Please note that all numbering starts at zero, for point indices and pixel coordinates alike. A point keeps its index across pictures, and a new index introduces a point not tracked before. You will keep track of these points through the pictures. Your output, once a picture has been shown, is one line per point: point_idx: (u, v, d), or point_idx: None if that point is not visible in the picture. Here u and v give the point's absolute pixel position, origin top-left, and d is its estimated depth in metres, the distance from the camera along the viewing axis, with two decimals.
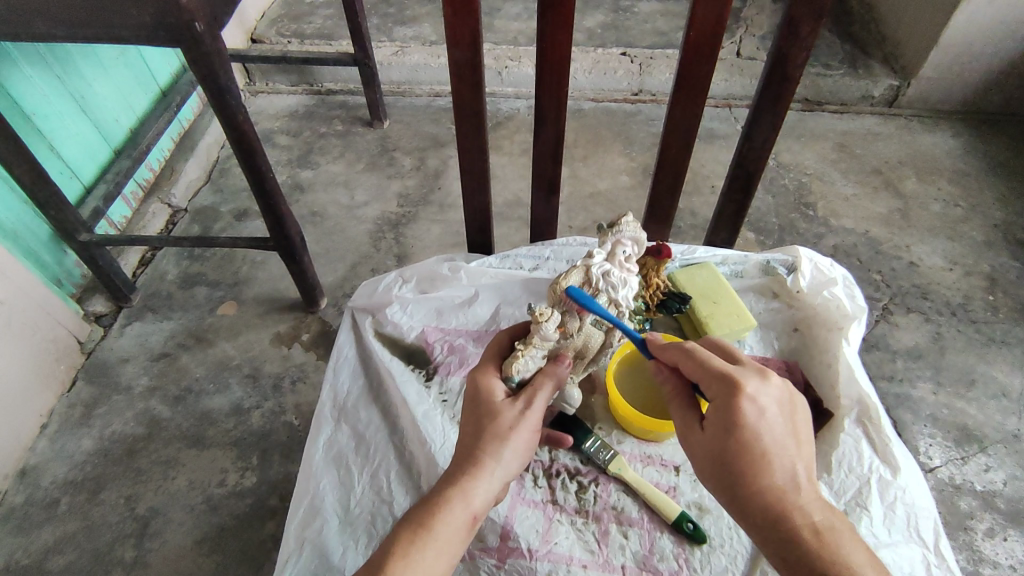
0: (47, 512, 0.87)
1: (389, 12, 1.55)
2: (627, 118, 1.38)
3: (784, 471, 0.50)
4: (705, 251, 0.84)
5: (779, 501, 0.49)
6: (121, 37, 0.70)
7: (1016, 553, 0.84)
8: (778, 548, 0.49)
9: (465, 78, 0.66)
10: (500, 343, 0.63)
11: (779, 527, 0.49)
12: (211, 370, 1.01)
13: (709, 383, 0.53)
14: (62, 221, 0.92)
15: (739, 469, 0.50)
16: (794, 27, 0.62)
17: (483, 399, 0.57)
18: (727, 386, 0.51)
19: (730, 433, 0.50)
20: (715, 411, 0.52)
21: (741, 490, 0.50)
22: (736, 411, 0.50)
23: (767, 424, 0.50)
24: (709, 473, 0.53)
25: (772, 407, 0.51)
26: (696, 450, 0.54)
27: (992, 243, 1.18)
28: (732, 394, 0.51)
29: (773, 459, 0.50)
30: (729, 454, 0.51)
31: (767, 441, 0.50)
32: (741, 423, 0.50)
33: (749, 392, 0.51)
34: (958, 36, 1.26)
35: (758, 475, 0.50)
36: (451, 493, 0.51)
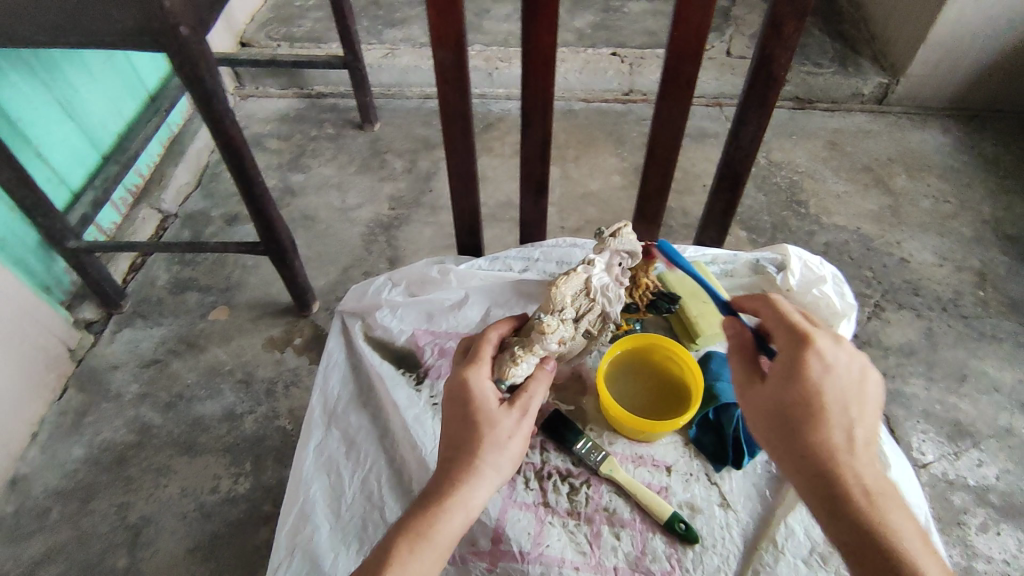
0: (38, 521, 0.87)
1: (378, 14, 1.55)
2: (618, 118, 1.38)
3: (841, 425, 0.51)
4: (694, 251, 0.84)
5: (834, 455, 0.50)
6: (106, 42, 0.70)
7: (1009, 548, 0.85)
8: (825, 501, 0.49)
9: (451, 80, 0.66)
10: (488, 339, 0.62)
11: (830, 479, 0.50)
12: (203, 376, 1.01)
13: (782, 337, 0.57)
14: (49, 228, 0.92)
15: (799, 416, 0.52)
16: (778, 28, 0.63)
17: (473, 402, 0.56)
18: (800, 337, 0.55)
19: (795, 380, 0.53)
20: (784, 361, 0.55)
21: (798, 438, 0.52)
22: (806, 363, 0.53)
23: (831, 379, 0.52)
24: (767, 425, 0.55)
25: (840, 365, 0.53)
26: (756, 403, 0.56)
27: (982, 238, 1.18)
28: (805, 344, 0.54)
29: (835, 412, 0.51)
30: (789, 405, 0.53)
31: (830, 393, 0.52)
32: (810, 369, 0.53)
33: (818, 346, 0.54)
34: (946, 33, 1.26)
35: (816, 427, 0.51)
36: (450, 502, 0.51)
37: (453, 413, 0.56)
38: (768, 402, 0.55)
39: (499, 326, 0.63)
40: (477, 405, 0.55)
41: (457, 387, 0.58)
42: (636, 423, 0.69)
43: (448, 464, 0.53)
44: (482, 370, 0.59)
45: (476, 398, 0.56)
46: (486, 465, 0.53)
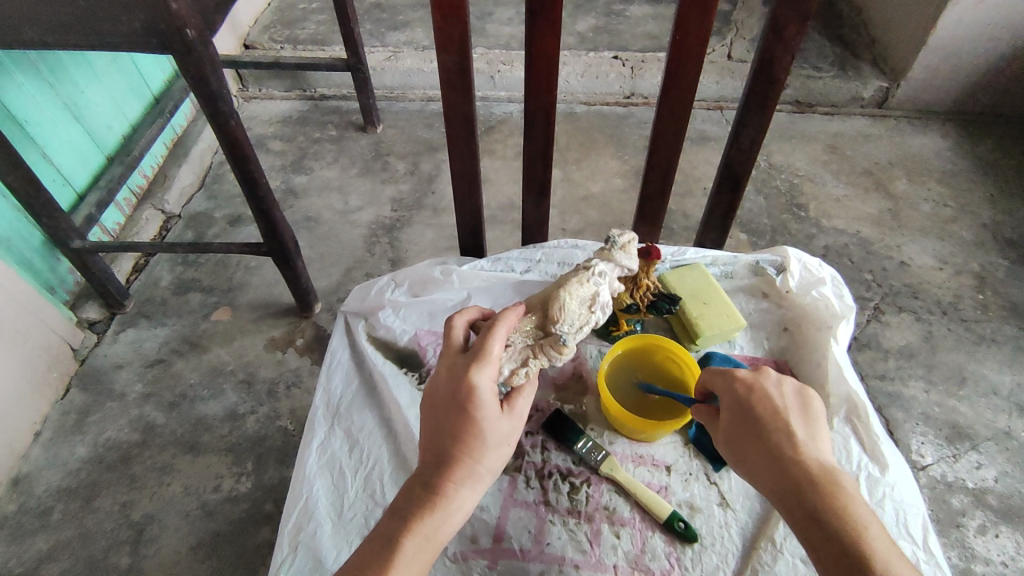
0: (42, 519, 0.87)
1: (382, 17, 1.56)
2: (619, 121, 1.39)
3: (785, 435, 0.54)
4: (695, 252, 0.85)
5: (783, 466, 0.53)
6: (113, 44, 0.70)
7: (1008, 550, 0.85)
8: (794, 511, 0.51)
9: (454, 82, 0.67)
10: (495, 328, 0.58)
11: (788, 491, 0.52)
12: (206, 375, 1.01)
13: (716, 377, 0.61)
14: (54, 228, 0.92)
15: (746, 444, 0.56)
16: (777, 32, 0.63)
17: (478, 405, 0.53)
18: (726, 374, 0.59)
19: (738, 406, 0.57)
20: (724, 398, 0.59)
21: (755, 463, 0.55)
22: (737, 387, 0.58)
23: (761, 398, 0.57)
24: (737, 461, 0.57)
25: (769, 387, 0.57)
26: (720, 442, 0.59)
27: (981, 242, 1.19)
28: (730, 377, 0.59)
29: (772, 429, 0.55)
30: (740, 431, 0.57)
31: (766, 408, 0.56)
32: (742, 397, 0.57)
33: (741, 375, 0.59)
34: (945, 37, 1.27)
35: (764, 442, 0.55)
36: (437, 506, 0.51)
37: (452, 410, 0.53)
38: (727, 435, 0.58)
39: (507, 315, 0.59)
40: (482, 408, 0.53)
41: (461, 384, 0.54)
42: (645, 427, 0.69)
43: (445, 466, 0.52)
44: (488, 367, 0.55)
45: (482, 402, 0.54)
46: (481, 470, 0.53)
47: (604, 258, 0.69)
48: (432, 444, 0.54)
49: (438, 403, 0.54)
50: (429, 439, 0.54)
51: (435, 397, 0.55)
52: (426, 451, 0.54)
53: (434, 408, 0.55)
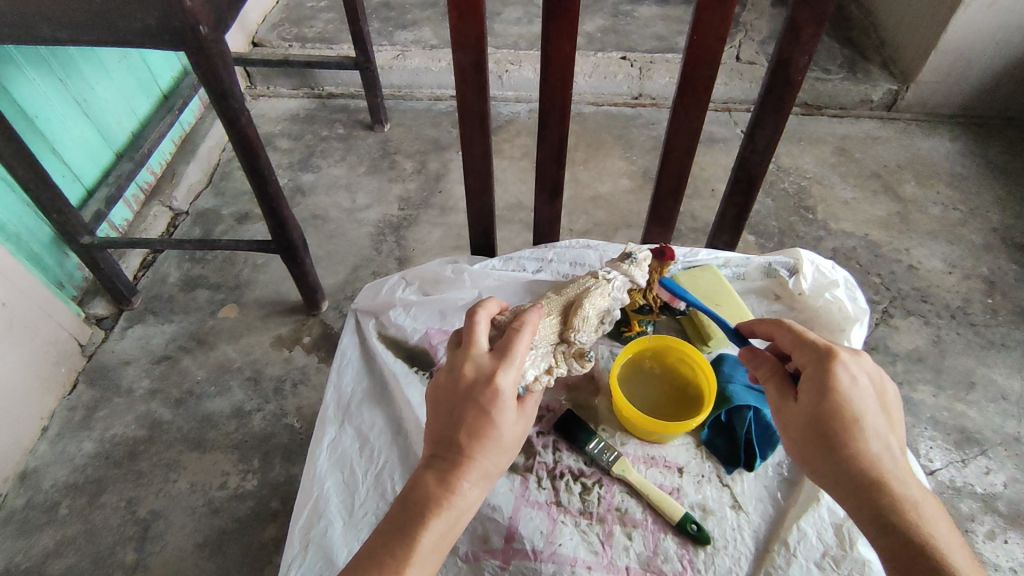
0: (48, 515, 0.87)
1: (390, 16, 1.56)
2: (627, 122, 1.39)
3: (875, 434, 0.51)
4: (707, 253, 0.84)
5: (874, 465, 0.50)
6: (125, 40, 0.70)
7: (1017, 556, 0.84)
8: (868, 512, 0.49)
9: (469, 81, 0.66)
10: (520, 332, 0.57)
11: (874, 491, 0.49)
12: (212, 373, 1.01)
13: (807, 355, 0.57)
14: (63, 223, 0.92)
15: (832, 431, 0.52)
16: (795, 33, 0.63)
17: (500, 409, 0.53)
18: (825, 354, 0.55)
19: (826, 393, 0.53)
20: (812, 379, 0.55)
21: (838, 453, 0.51)
22: (832, 374, 0.54)
23: (859, 393, 0.53)
24: (805, 445, 0.54)
25: (866, 381, 0.54)
26: (792, 423, 0.56)
27: (990, 246, 1.18)
28: (830, 360, 0.54)
29: (867, 427, 0.51)
30: (821, 418, 0.53)
31: (859, 403, 0.52)
32: (839, 386, 0.53)
33: (843, 360, 0.54)
34: (956, 41, 1.27)
35: (850, 436, 0.51)
36: (449, 506, 0.51)
37: (474, 411, 0.53)
38: (799, 418, 0.55)
39: (533, 318, 0.59)
40: (503, 412, 0.53)
41: (486, 386, 0.53)
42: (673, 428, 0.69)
43: (462, 465, 0.52)
44: (512, 370, 0.55)
45: (504, 406, 0.53)
46: (494, 470, 0.53)
47: (623, 272, 0.71)
48: (449, 441, 0.53)
49: (461, 400, 0.53)
50: (446, 435, 0.53)
51: (455, 394, 0.54)
52: (441, 446, 0.53)
53: (453, 404, 0.54)
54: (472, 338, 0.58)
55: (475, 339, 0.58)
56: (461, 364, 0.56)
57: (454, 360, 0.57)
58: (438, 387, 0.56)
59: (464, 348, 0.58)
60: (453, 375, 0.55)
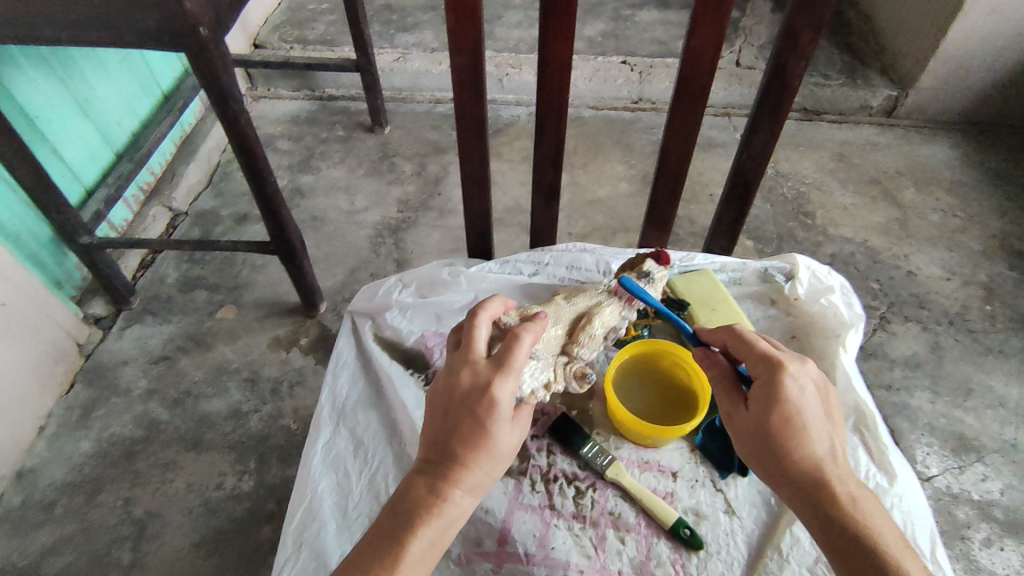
0: (44, 514, 0.87)
1: (391, 18, 1.56)
2: (627, 126, 1.39)
3: (820, 444, 0.52)
4: (703, 258, 0.85)
5: (818, 469, 0.51)
6: (125, 41, 0.70)
7: (1013, 563, 0.84)
8: (816, 517, 0.50)
9: (467, 84, 0.67)
10: (520, 338, 0.56)
11: (814, 495, 0.50)
12: (210, 373, 1.01)
13: (753, 362, 0.57)
14: (63, 223, 0.92)
15: (778, 438, 0.52)
16: (791, 38, 0.63)
17: (496, 420, 0.52)
18: (772, 363, 0.55)
19: (776, 402, 0.53)
20: (760, 385, 0.55)
21: (781, 460, 0.52)
22: (781, 386, 0.54)
23: (806, 401, 0.54)
24: (752, 450, 0.55)
25: (811, 389, 0.54)
26: (741, 428, 0.56)
27: (989, 253, 1.18)
28: (778, 369, 0.55)
29: (812, 433, 0.52)
30: (770, 425, 0.53)
31: (807, 412, 0.53)
32: (786, 395, 0.53)
33: (791, 370, 0.55)
34: (955, 47, 1.27)
35: (796, 447, 0.52)
36: (437, 514, 0.51)
37: (468, 419, 0.52)
38: (747, 425, 0.55)
39: (536, 324, 0.57)
40: (499, 422, 0.52)
41: (482, 396, 0.53)
42: (675, 431, 0.69)
43: (455, 472, 0.52)
44: (510, 379, 0.54)
45: (500, 414, 0.52)
46: (487, 478, 0.53)
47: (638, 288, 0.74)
48: (443, 447, 0.52)
49: (455, 407, 0.53)
50: (441, 441, 0.53)
51: (450, 400, 0.54)
52: (435, 450, 0.53)
53: (448, 409, 0.54)
54: (471, 342, 0.57)
55: (474, 342, 0.57)
56: (459, 370, 0.55)
57: (454, 365, 0.57)
58: (436, 388, 0.56)
59: (463, 350, 0.57)
60: (449, 380, 0.55)
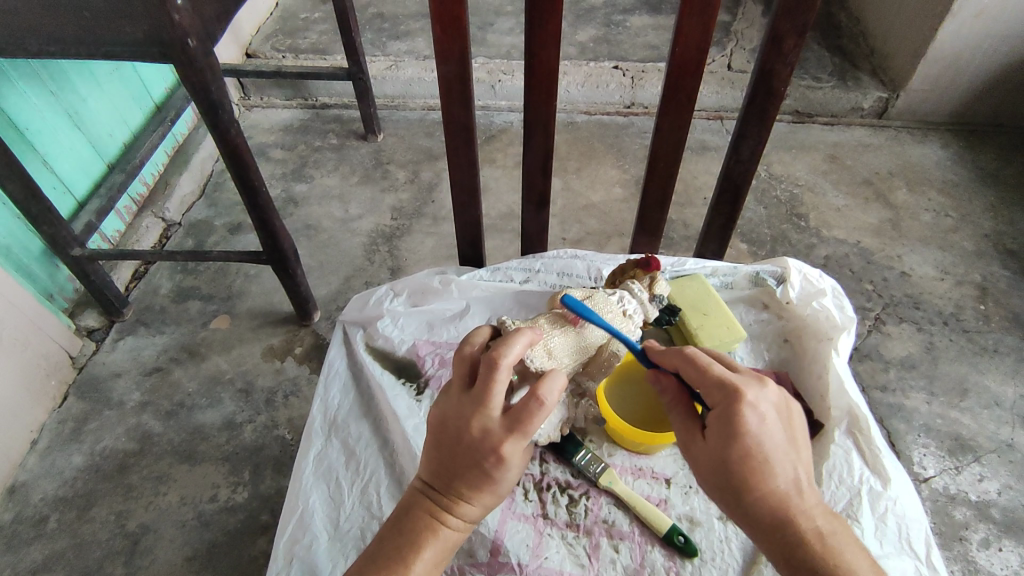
0: (36, 529, 0.87)
1: (383, 27, 1.56)
2: (619, 131, 1.39)
3: (785, 478, 0.50)
4: (694, 263, 0.85)
5: (781, 504, 0.50)
6: (114, 53, 0.70)
7: (1012, 563, 0.84)
8: (783, 552, 0.50)
9: (454, 92, 0.67)
10: (545, 395, 0.50)
11: (780, 530, 0.50)
12: (204, 384, 1.01)
13: (710, 390, 0.53)
14: (54, 236, 0.92)
15: (742, 475, 0.50)
16: (777, 43, 0.63)
17: (505, 468, 0.50)
18: (730, 394, 0.51)
19: (734, 440, 0.50)
20: (717, 417, 0.52)
21: (746, 498, 0.50)
22: (739, 419, 0.50)
23: (768, 432, 0.50)
24: (712, 482, 0.52)
25: (772, 417, 0.51)
26: (700, 461, 0.53)
27: (982, 252, 1.18)
28: (735, 401, 0.51)
29: (775, 466, 0.50)
30: (731, 464, 0.50)
31: (769, 446, 0.50)
32: (745, 432, 0.50)
33: (751, 398, 0.51)
34: (945, 49, 1.27)
35: (758, 485, 0.50)
36: (436, 547, 0.51)
37: (480, 465, 0.50)
38: (705, 458, 0.52)
39: (559, 379, 0.52)
40: (507, 469, 0.51)
41: (493, 451, 0.50)
42: (665, 438, 0.68)
43: (457, 506, 0.52)
44: (527, 436, 0.50)
45: (509, 465, 0.50)
46: (488, 510, 0.53)
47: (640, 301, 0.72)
48: (448, 483, 0.51)
49: (464, 454, 0.50)
50: (444, 478, 0.51)
51: (459, 444, 0.51)
52: (438, 483, 0.52)
53: (455, 449, 0.51)
54: (490, 382, 0.51)
55: (494, 385, 0.51)
56: (471, 417, 0.50)
57: (466, 403, 0.51)
58: (443, 420, 0.52)
59: (479, 388, 0.51)
60: (460, 421, 0.51)
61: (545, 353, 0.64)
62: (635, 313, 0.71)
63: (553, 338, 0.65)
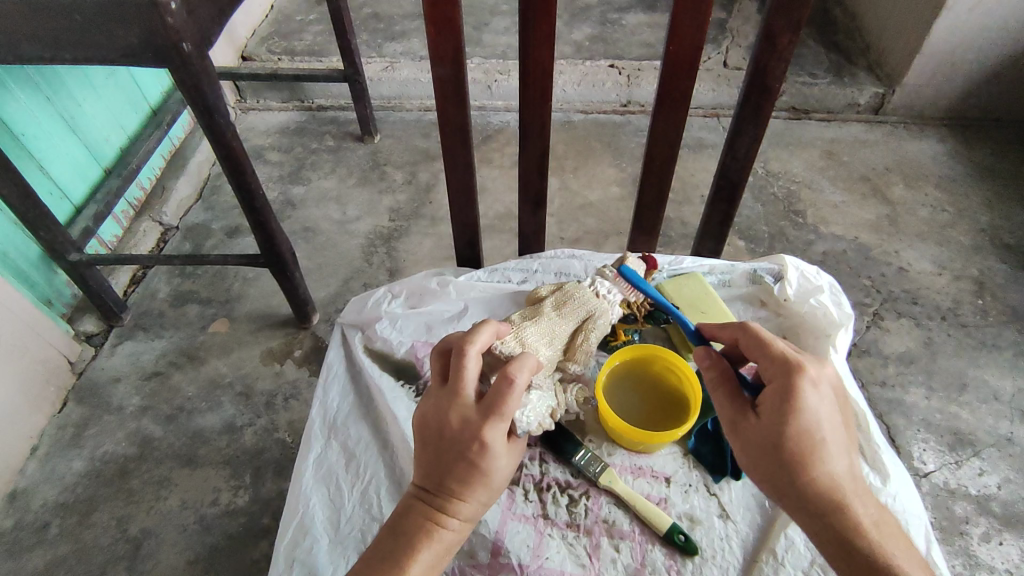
0: (38, 535, 0.87)
1: (379, 28, 1.56)
2: (616, 129, 1.39)
3: (838, 463, 0.51)
4: (692, 261, 0.86)
5: (831, 488, 0.50)
6: (109, 58, 0.70)
7: (1013, 557, 0.84)
8: (830, 536, 0.50)
9: (449, 94, 0.67)
10: (513, 377, 0.52)
11: (832, 511, 0.50)
12: (203, 388, 1.01)
13: (768, 368, 0.54)
14: (51, 241, 0.92)
15: (798, 456, 0.50)
16: (771, 40, 0.64)
17: (489, 458, 0.51)
18: (790, 371, 0.53)
19: (792, 415, 0.51)
20: (775, 395, 0.52)
21: (797, 476, 0.50)
22: (799, 396, 0.51)
23: (824, 412, 0.52)
24: (760, 461, 0.53)
25: (828, 398, 0.53)
26: (750, 440, 0.53)
27: (980, 247, 1.18)
28: (797, 373, 0.52)
29: (830, 447, 0.51)
30: (788, 441, 0.51)
31: (825, 426, 0.51)
32: (804, 407, 0.51)
33: (810, 376, 0.52)
34: (940, 44, 1.27)
35: (815, 464, 0.50)
36: (430, 544, 0.51)
37: (463, 454, 0.51)
38: (757, 436, 0.53)
39: (529, 361, 0.54)
40: (492, 458, 0.51)
41: (473, 440, 0.51)
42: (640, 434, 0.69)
43: (451, 505, 0.52)
44: (504, 422, 0.51)
45: (493, 453, 0.51)
46: (482, 506, 0.53)
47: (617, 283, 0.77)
48: (437, 480, 0.52)
49: (448, 447, 0.51)
50: (434, 474, 0.52)
51: (442, 437, 0.52)
52: (430, 482, 0.52)
53: (440, 445, 0.52)
54: (460, 372, 0.54)
55: (464, 375, 0.54)
56: (447, 411, 0.52)
57: (442, 398, 0.53)
58: (424, 420, 0.54)
59: (454, 381, 0.54)
60: (441, 415, 0.52)
61: (518, 343, 0.68)
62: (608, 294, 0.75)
63: (527, 332, 0.69)
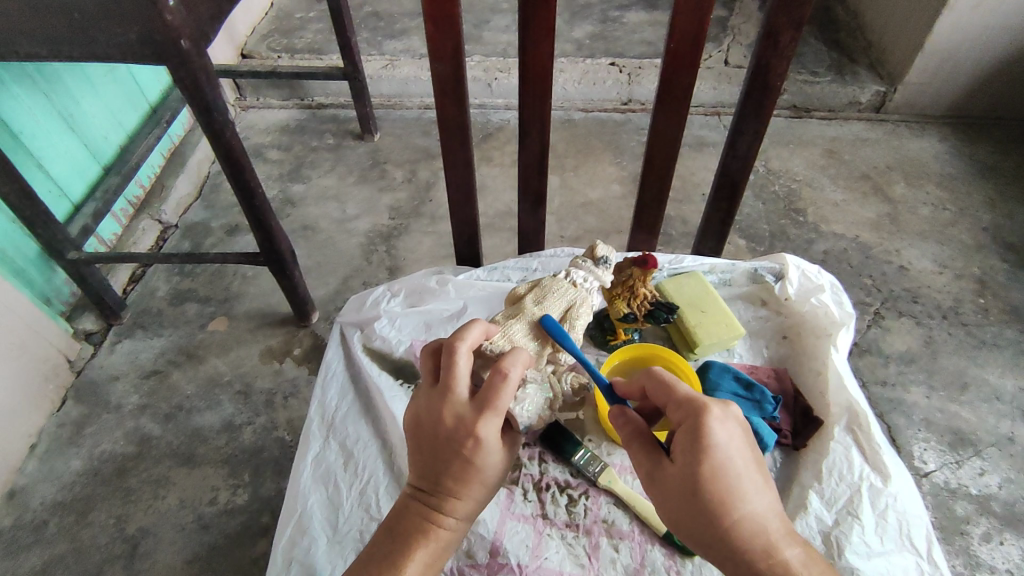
0: (36, 534, 0.86)
1: (379, 25, 1.55)
2: (617, 128, 1.39)
3: (756, 502, 0.48)
4: (692, 260, 0.86)
5: (753, 528, 0.47)
6: (107, 55, 0.70)
7: (1013, 557, 0.84)
8: None
9: (448, 91, 0.66)
10: (506, 373, 0.51)
11: (757, 555, 0.47)
12: (202, 387, 1.01)
13: (674, 407, 0.52)
14: (50, 239, 0.92)
15: (713, 499, 0.47)
16: (773, 38, 0.63)
17: (483, 455, 0.51)
18: (696, 408, 0.50)
19: (703, 455, 0.48)
20: (684, 437, 0.50)
21: (715, 521, 0.47)
22: (708, 435, 0.48)
23: (734, 449, 0.49)
24: (677, 508, 0.50)
25: (738, 433, 0.50)
26: (667, 486, 0.50)
27: (981, 246, 1.18)
28: (701, 411, 0.50)
29: (746, 486, 0.48)
30: (700, 484, 0.48)
31: (738, 464, 0.48)
32: (713, 444, 0.48)
33: (715, 413, 0.50)
34: (942, 42, 1.27)
35: (732, 505, 0.47)
36: (425, 544, 0.51)
37: (457, 453, 0.51)
38: (673, 483, 0.50)
39: (523, 355, 0.53)
40: (486, 455, 0.51)
41: (466, 437, 0.50)
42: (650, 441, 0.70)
43: (448, 504, 0.52)
44: (498, 417, 0.51)
45: (486, 449, 0.51)
46: (478, 502, 0.53)
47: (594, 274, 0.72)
48: (433, 479, 0.52)
49: (441, 447, 0.51)
50: (428, 473, 0.52)
51: (436, 436, 0.52)
52: (426, 481, 0.52)
53: (435, 444, 0.52)
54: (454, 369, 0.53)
55: (455, 373, 0.52)
56: (440, 409, 0.52)
57: (433, 398, 0.53)
58: (417, 419, 0.53)
59: (445, 379, 0.52)
60: (433, 415, 0.52)
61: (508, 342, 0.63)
62: (586, 283, 0.71)
63: (514, 329, 0.65)
